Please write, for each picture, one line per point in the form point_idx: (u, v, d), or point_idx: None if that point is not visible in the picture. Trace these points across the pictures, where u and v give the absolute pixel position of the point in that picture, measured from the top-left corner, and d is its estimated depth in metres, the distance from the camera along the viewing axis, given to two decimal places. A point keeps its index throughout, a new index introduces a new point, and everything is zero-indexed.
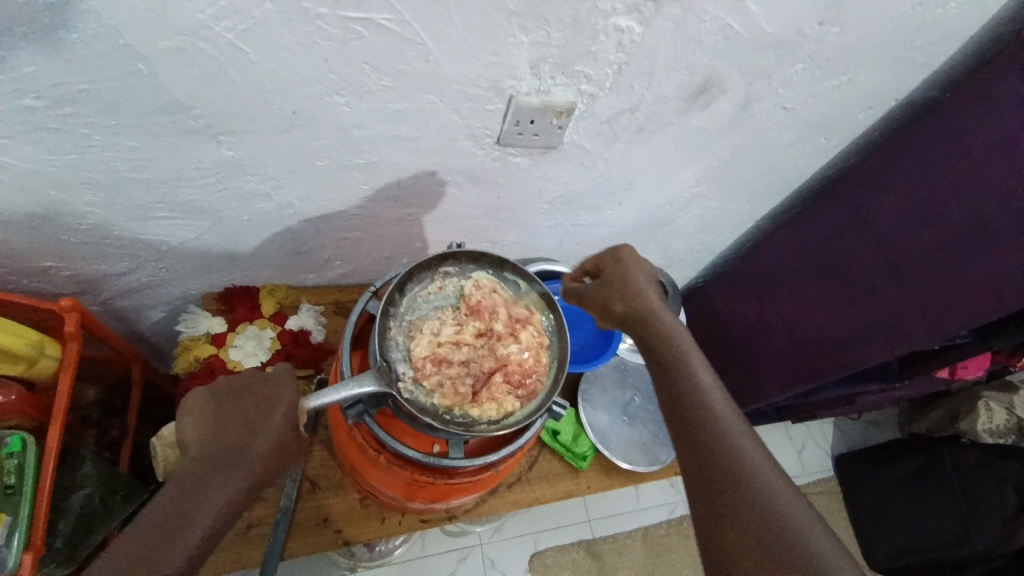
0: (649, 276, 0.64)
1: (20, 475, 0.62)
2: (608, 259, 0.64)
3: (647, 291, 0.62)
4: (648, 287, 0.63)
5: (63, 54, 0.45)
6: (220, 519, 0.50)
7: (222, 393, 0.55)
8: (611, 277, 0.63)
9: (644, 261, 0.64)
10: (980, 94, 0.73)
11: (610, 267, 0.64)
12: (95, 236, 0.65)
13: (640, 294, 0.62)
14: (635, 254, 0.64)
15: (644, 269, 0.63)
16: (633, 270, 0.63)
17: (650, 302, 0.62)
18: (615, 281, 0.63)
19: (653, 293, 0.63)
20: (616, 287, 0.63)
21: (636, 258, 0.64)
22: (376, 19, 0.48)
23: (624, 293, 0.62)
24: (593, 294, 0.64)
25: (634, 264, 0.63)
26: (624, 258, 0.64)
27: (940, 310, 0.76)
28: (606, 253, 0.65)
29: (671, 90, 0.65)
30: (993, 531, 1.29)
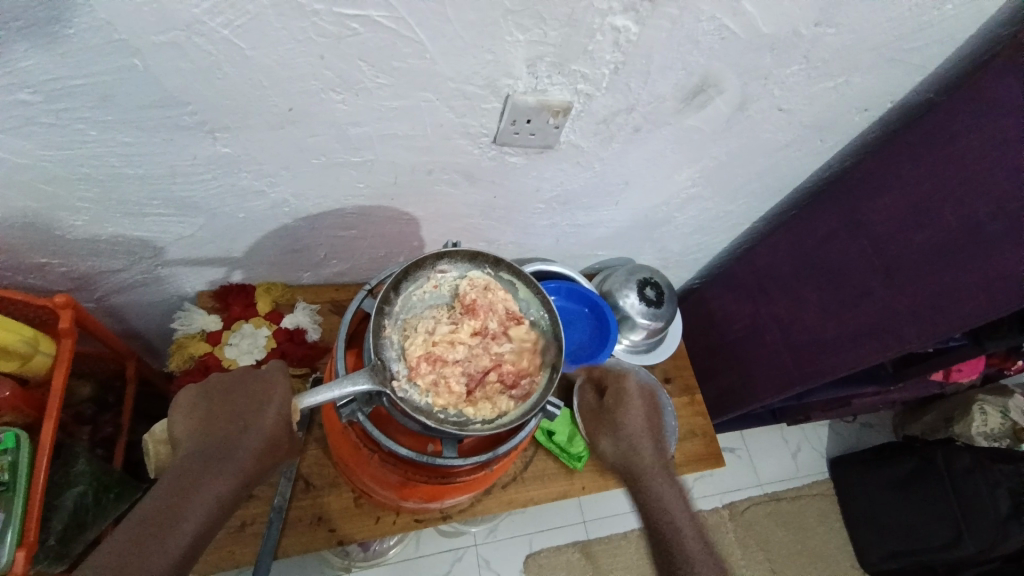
0: (650, 424, 0.76)
1: (13, 471, 0.62)
2: (614, 401, 0.77)
3: (644, 440, 0.74)
4: (648, 437, 0.74)
5: (58, 48, 0.45)
6: (213, 515, 0.49)
7: (211, 389, 0.56)
8: (614, 420, 0.76)
9: (647, 409, 0.77)
10: (977, 96, 0.74)
11: (615, 410, 0.77)
12: (89, 232, 0.65)
13: (638, 443, 0.74)
14: (642, 401, 0.78)
15: (644, 414, 0.76)
16: (632, 417, 0.76)
17: (644, 452, 0.73)
18: (618, 426, 0.76)
19: (650, 442, 0.74)
20: (617, 431, 0.75)
21: (640, 405, 0.77)
22: (372, 16, 0.48)
23: (623, 440, 0.75)
24: (600, 432, 0.77)
25: (634, 409, 0.77)
26: (626, 402, 0.77)
27: (932, 314, 0.76)
28: (613, 394, 0.78)
29: (668, 90, 0.65)
30: (984, 535, 1.30)
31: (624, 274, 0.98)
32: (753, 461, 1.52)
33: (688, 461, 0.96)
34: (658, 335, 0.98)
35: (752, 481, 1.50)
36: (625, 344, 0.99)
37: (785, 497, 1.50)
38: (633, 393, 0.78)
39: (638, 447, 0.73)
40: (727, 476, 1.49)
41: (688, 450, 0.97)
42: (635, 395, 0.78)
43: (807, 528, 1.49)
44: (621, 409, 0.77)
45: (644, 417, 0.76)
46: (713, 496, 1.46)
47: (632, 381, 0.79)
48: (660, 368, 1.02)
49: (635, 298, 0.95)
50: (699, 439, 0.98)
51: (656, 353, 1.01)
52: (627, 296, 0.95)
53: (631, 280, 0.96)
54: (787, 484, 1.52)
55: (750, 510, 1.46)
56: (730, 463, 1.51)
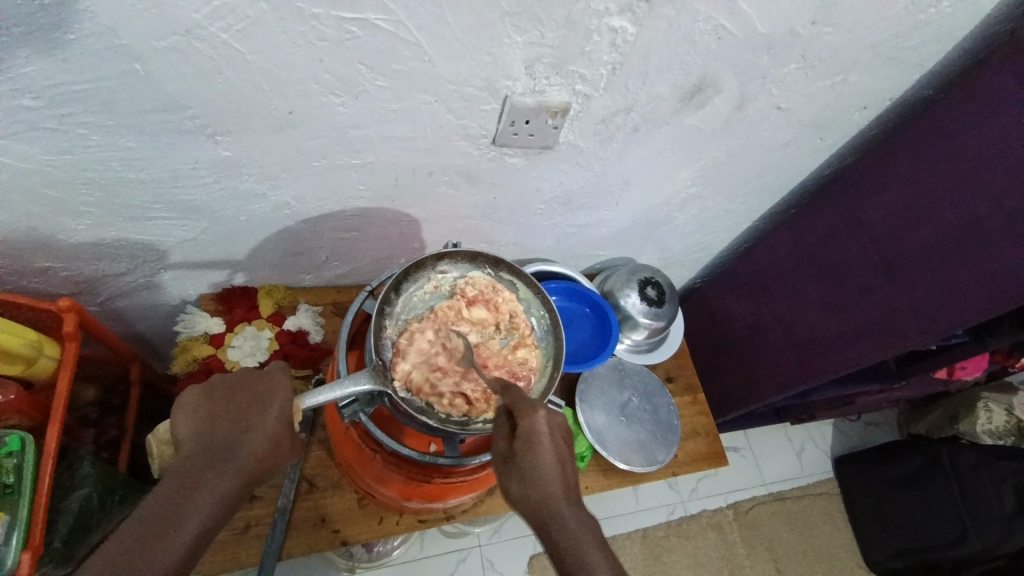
0: (561, 459, 0.54)
1: (18, 474, 0.62)
2: (522, 443, 0.53)
3: (554, 476, 0.53)
4: (557, 471, 0.53)
5: (60, 54, 0.45)
6: (214, 514, 0.50)
7: (214, 389, 0.56)
8: (521, 466, 0.53)
9: (559, 446, 0.54)
10: (973, 94, 0.74)
11: (521, 453, 0.53)
12: (93, 236, 0.66)
13: (545, 479, 0.53)
14: (552, 433, 0.54)
15: (554, 450, 0.53)
16: (541, 451, 0.53)
17: (553, 490, 0.53)
18: (527, 472, 0.53)
19: (560, 478, 0.53)
20: (529, 478, 0.53)
21: (552, 442, 0.53)
22: (370, 20, 0.49)
23: (533, 484, 0.53)
24: (504, 482, 0.54)
25: (546, 444, 0.53)
26: (538, 441, 0.53)
27: (933, 310, 0.76)
28: (521, 433, 0.53)
29: (666, 90, 0.65)
30: (990, 531, 1.29)
31: (626, 274, 0.98)
32: (757, 461, 1.52)
33: (691, 460, 0.96)
34: (659, 334, 0.99)
35: (756, 481, 1.50)
36: (627, 343, 1.00)
37: (789, 497, 1.50)
38: (542, 425, 0.53)
39: (544, 483, 0.53)
40: (731, 476, 1.49)
41: (691, 449, 0.97)
42: (548, 424, 0.54)
43: (812, 528, 1.48)
44: (529, 450, 0.53)
45: (555, 452, 0.53)
46: (717, 496, 1.46)
47: (545, 411, 0.54)
48: (662, 367, 1.03)
49: (636, 298, 0.95)
50: (702, 438, 0.98)
51: (657, 352, 1.01)
52: (628, 296, 0.95)
53: (633, 280, 0.96)
54: (792, 483, 1.52)
55: (755, 510, 1.46)
56: (734, 463, 1.50)
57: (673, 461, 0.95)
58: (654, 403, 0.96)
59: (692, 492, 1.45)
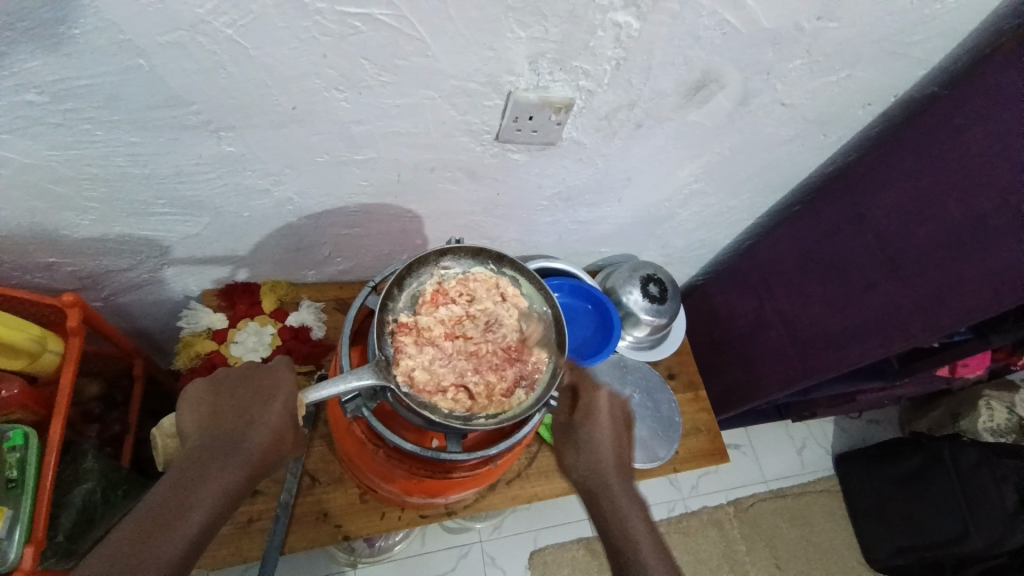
0: (615, 423, 0.69)
1: (22, 468, 0.62)
2: (580, 419, 0.68)
3: (605, 445, 0.67)
4: (611, 445, 0.68)
5: (63, 49, 0.45)
6: (218, 508, 0.50)
7: (219, 382, 0.57)
8: (580, 439, 0.68)
9: (614, 420, 0.69)
10: (981, 91, 0.74)
11: (581, 425, 0.68)
12: (95, 231, 0.66)
13: (600, 451, 0.67)
14: (609, 409, 0.69)
15: (610, 425, 0.69)
16: (598, 422, 0.68)
17: (605, 460, 0.67)
18: (584, 443, 0.68)
19: (614, 449, 0.68)
20: (585, 449, 0.67)
21: (607, 418, 0.69)
22: (373, 14, 0.48)
23: (588, 454, 0.67)
24: (566, 450, 0.69)
25: (601, 419, 0.68)
26: (596, 420, 0.68)
27: (937, 307, 0.76)
28: (582, 409, 0.69)
29: (669, 85, 0.65)
30: (993, 529, 1.29)
31: (627, 270, 0.98)
32: (758, 458, 1.52)
33: (692, 456, 0.96)
34: (661, 331, 0.99)
35: (757, 478, 1.50)
36: (629, 340, 1.00)
37: (790, 494, 1.50)
38: (602, 405, 0.69)
39: (597, 454, 0.67)
40: (732, 473, 1.49)
41: (692, 446, 0.97)
42: (604, 404, 0.69)
43: (813, 524, 1.49)
44: (587, 425, 0.68)
45: (609, 424, 0.69)
46: (718, 493, 1.46)
47: (604, 395, 0.70)
48: (664, 364, 1.03)
49: (638, 295, 0.95)
50: (704, 434, 0.98)
51: (659, 349, 1.01)
52: (630, 293, 0.95)
53: (635, 277, 0.96)
54: (793, 480, 1.52)
55: (755, 507, 1.46)
56: (735, 460, 1.51)
57: (674, 457, 0.95)
58: (656, 399, 0.96)
59: (692, 489, 1.45)
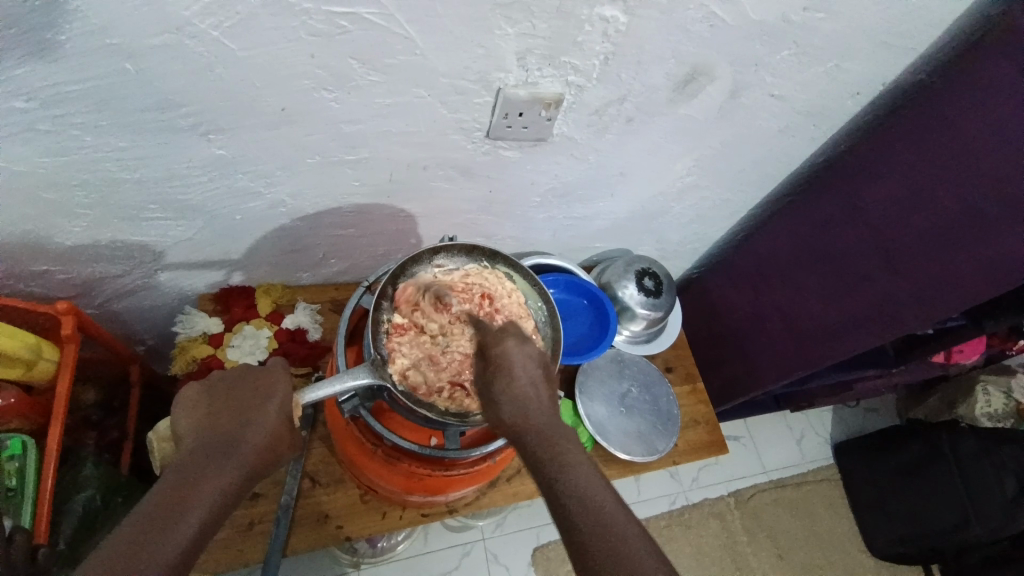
0: (536, 382, 0.53)
1: (21, 476, 0.63)
2: (495, 373, 0.53)
3: (529, 394, 0.52)
4: (533, 389, 0.52)
5: (52, 55, 0.45)
6: (218, 508, 0.50)
7: (215, 385, 0.57)
8: (495, 390, 0.52)
9: (534, 369, 0.53)
10: (973, 77, 0.72)
11: (494, 381, 0.52)
12: (89, 238, 0.65)
13: (523, 397, 0.52)
14: (528, 359, 0.54)
15: (529, 375, 0.53)
16: (517, 371, 0.52)
17: (533, 407, 0.52)
18: (502, 395, 0.52)
19: (538, 395, 0.52)
20: (505, 401, 0.52)
21: (525, 369, 0.53)
22: (361, 13, 0.48)
23: (510, 405, 0.52)
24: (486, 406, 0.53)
25: (518, 367, 0.53)
26: (508, 371, 0.52)
27: (933, 296, 0.78)
28: (494, 363, 0.53)
29: (660, 79, 0.65)
30: (993, 517, 1.29)
31: (623, 265, 0.98)
32: (757, 449, 1.53)
33: (692, 449, 0.96)
34: (657, 324, 0.99)
35: (757, 469, 1.50)
36: (626, 335, 1.00)
37: (790, 484, 1.50)
38: (513, 355, 0.54)
39: (525, 402, 0.52)
40: (732, 464, 1.50)
41: (692, 438, 0.97)
42: (522, 349, 0.54)
43: (814, 514, 1.49)
44: (502, 376, 0.53)
45: (529, 371, 0.53)
46: (719, 485, 1.46)
47: (515, 343, 0.55)
48: (661, 358, 1.03)
49: (633, 289, 0.95)
50: (703, 426, 0.98)
51: (656, 343, 1.02)
52: (626, 287, 0.95)
53: (630, 271, 0.96)
54: (793, 470, 1.53)
55: (756, 497, 1.47)
56: (735, 451, 1.51)
57: (673, 450, 0.96)
58: (654, 393, 0.96)
59: (693, 481, 1.45)
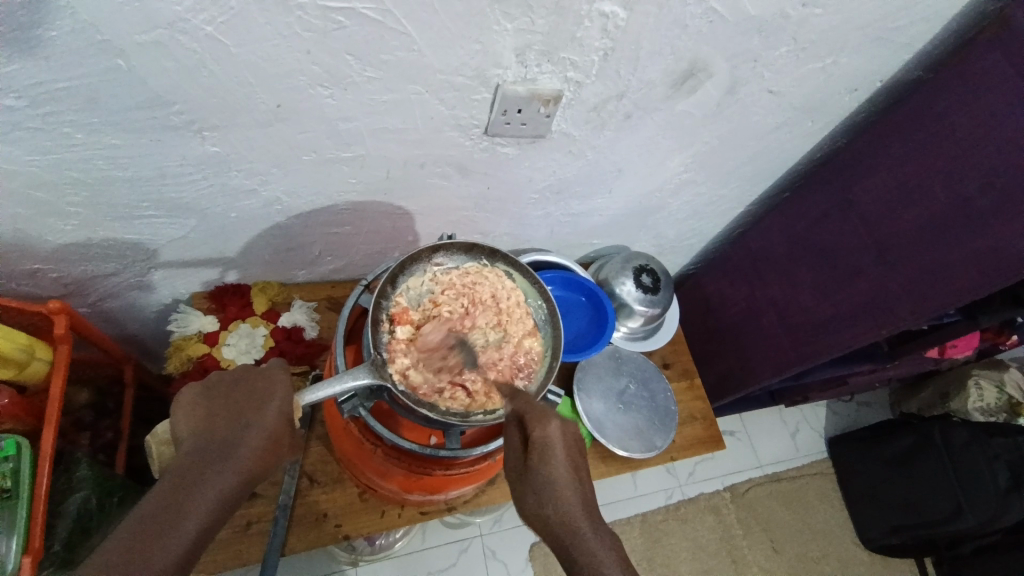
0: (574, 465, 0.56)
1: (16, 478, 0.62)
2: (536, 457, 0.55)
3: (567, 483, 0.55)
4: (571, 482, 0.55)
5: (40, 52, 0.44)
6: (214, 514, 0.49)
7: (212, 387, 0.57)
8: (538, 481, 0.54)
9: (571, 457, 0.56)
10: (965, 74, 0.73)
11: (537, 465, 0.55)
12: (80, 237, 0.65)
13: (563, 493, 0.54)
14: (564, 443, 0.56)
15: (567, 461, 0.56)
16: (556, 463, 0.55)
17: (569, 502, 0.54)
18: (545, 484, 0.54)
19: (577, 487, 0.55)
20: (547, 490, 0.54)
21: (564, 454, 0.56)
22: (357, 8, 0.48)
23: (551, 497, 0.54)
24: (522, 497, 0.55)
25: (557, 456, 0.55)
26: (551, 453, 0.55)
27: (926, 289, 0.77)
28: (535, 447, 0.55)
29: (657, 75, 0.65)
30: (985, 508, 1.31)
31: (620, 262, 0.98)
32: (753, 443, 1.53)
33: (688, 445, 0.97)
34: (655, 321, 0.99)
35: (752, 463, 1.51)
36: (623, 331, 1.00)
37: (785, 477, 1.51)
38: (554, 439, 0.55)
39: (562, 497, 0.54)
40: (727, 459, 1.50)
41: (688, 434, 0.97)
42: (560, 436, 0.56)
43: (808, 507, 1.50)
44: (545, 467, 0.55)
45: (567, 461, 0.55)
46: (715, 480, 1.47)
47: (558, 423, 0.56)
48: (658, 354, 1.03)
49: (631, 285, 0.95)
50: (699, 422, 0.98)
51: (653, 339, 1.02)
52: (623, 284, 0.95)
53: (628, 268, 0.96)
54: (787, 464, 1.54)
55: (751, 491, 1.47)
56: (731, 446, 1.52)
57: (671, 446, 0.96)
58: (652, 389, 0.97)
59: (689, 476, 1.46)
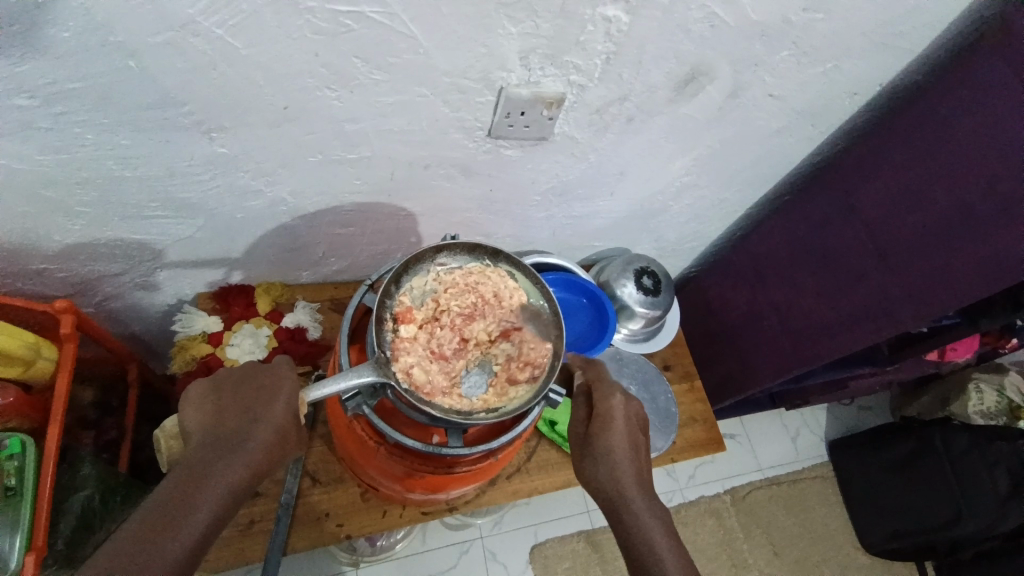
0: (632, 437, 0.65)
1: (21, 475, 0.62)
2: (599, 425, 0.65)
3: (624, 454, 0.63)
4: (629, 454, 0.63)
5: (54, 52, 0.45)
6: (223, 507, 0.50)
7: (222, 383, 0.57)
8: (599, 448, 0.63)
9: (632, 431, 0.65)
10: (967, 79, 0.74)
11: (598, 434, 0.64)
12: (88, 236, 0.65)
13: (620, 463, 0.63)
14: (626, 419, 0.65)
15: (627, 434, 0.64)
16: (615, 434, 0.64)
17: (626, 473, 0.62)
18: (604, 454, 0.63)
19: (632, 461, 0.63)
20: (605, 458, 0.63)
21: (625, 425, 0.65)
22: (366, 12, 0.48)
23: (607, 467, 0.63)
24: (582, 459, 0.65)
25: (618, 427, 0.64)
26: (612, 422, 0.64)
27: (926, 293, 0.78)
28: (599, 416, 0.65)
29: (660, 79, 0.65)
30: (985, 513, 1.32)
31: (621, 264, 0.98)
32: (753, 447, 1.54)
33: (689, 446, 0.97)
34: (656, 323, 1.00)
35: (752, 466, 1.51)
36: (624, 333, 1.00)
37: (785, 481, 1.52)
38: (616, 411, 0.65)
39: (618, 466, 0.62)
40: (728, 463, 1.50)
41: (689, 436, 0.98)
42: (621, 408, 0.65)
43: (808, 511, 1.50)
44: (606, 433, 0.64)
45: (627, 434, 0.64)
46: (715, 483, 1.47)
47: (620, 399, 0.66)
48: (659, 357, 1.03)
49: (632, 287, 0.96)
50: (700, 424, 0.99)
51: (654, 341, 1.02)
52: (624, 286, 0.96)
53: (629, 270, 0.97)
54: (788, 468, 1.54)
55: (751, 495, 1.48)
56: (731, 449, 1.52)
57: (672, 448, 0.96)
58: (653, 391, 0.97)
59: (689, 479, 1.46)
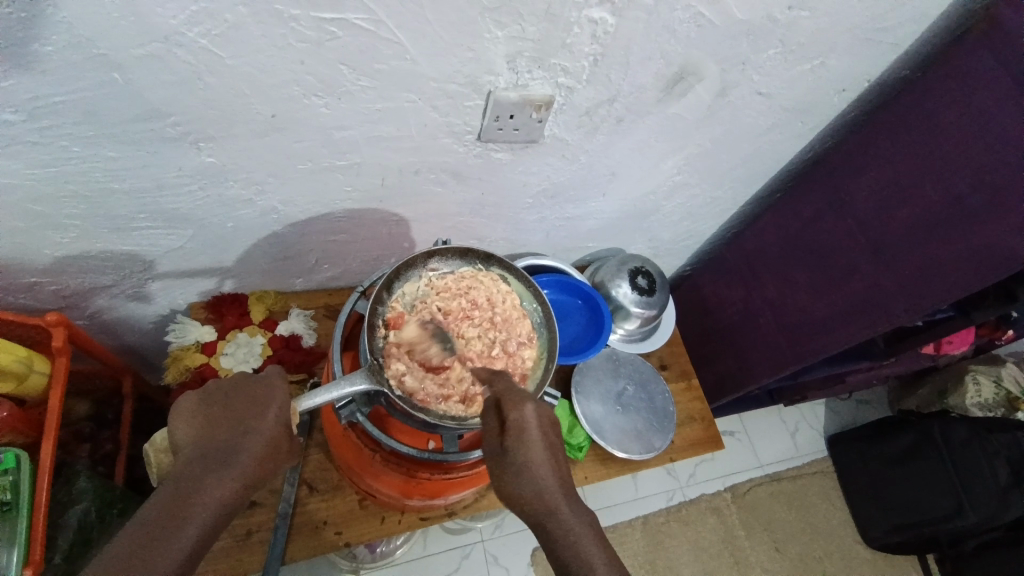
0: (550, 442, 0.55)
1: (16, 491, 0.62)
2: (511, 439, 0.53)
3: (542, 462, 0.54)
4: (550, 466, 0.54)
5: (37, 67, 0.45)
6: (215, 520, 0.50)
7: (212, 394, 0.57)
8: (514, 464, 0.53)
9: (549, 438, 0.55)
10: (951, 72, 0.75)
11: (513, 448, 0.53)
12: (78, 249, 0.65)
13: (539, 472, 0.53)
14: (540, 423, 0.54)
15: (544, 440, 0.54)
16: (531, 447, 0.53)
17: (548, 483, 0.53)
18: (521, 468, 0.53)
19: (555, 471, 0.54)
20: (523, 473, 0.53)
21: (541, 433, 0.54)
22: (350, 19, 0.48)
23: (528, 481, 0.53)
24: (498, 473, 0.54)
25: (535, 438, 0.54)
26: (526, 433, 0.53)
27: (919, 286, 0.78)
28: (511, 429, 0.53)
29: (648, 80, 0.66)
30: (986, 505, 1.31)
31: (616, 264, 0.98)
32: (752, 443, 1.54)
33: (688, 445, 0.97)
34: (651, 323, 1.00)
35: (752, 463, 1.51)
36: (620, 333, 1.01)
37: (785, 477, 1.52)
38: (531, 420, 0.54)
39: (538, 478, 0.53)
40: (728, 460, 1.51)
41: (688, 435, 0.98)
42: (535, 416, 0.54)
43: (809, 506, 1.50)
44: (522, 445, 0.53)
45: (545, 444, 0.54)
46: (716, 480, 1.47)
47: (532, 406, 0.54)
48: (656, 356, 1.04)
49: (627, 288, 0.96)
50: (698, 423, 0.99)
51: (648, 341, 1.03)
52: (619, 286, 0.96)
53: (623, 270, 0.97)
54: (788, 464, 1.54)
55: (752, 492, 1.48)
56: (730, 447, 1.52)
57: (670, 447, 0.96)
58: (650, 391, 0.97)
59: (690, 478, 1.46)
